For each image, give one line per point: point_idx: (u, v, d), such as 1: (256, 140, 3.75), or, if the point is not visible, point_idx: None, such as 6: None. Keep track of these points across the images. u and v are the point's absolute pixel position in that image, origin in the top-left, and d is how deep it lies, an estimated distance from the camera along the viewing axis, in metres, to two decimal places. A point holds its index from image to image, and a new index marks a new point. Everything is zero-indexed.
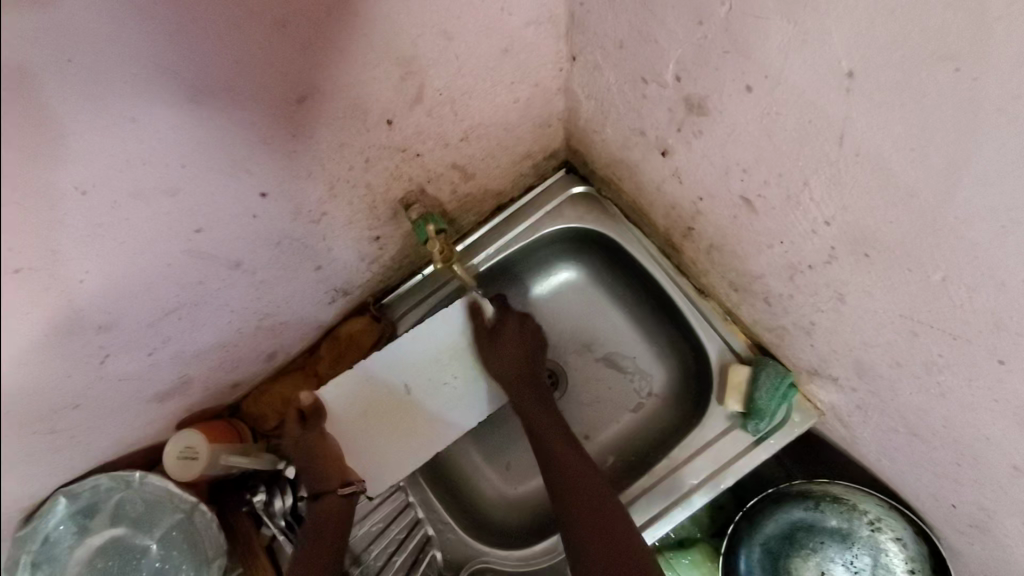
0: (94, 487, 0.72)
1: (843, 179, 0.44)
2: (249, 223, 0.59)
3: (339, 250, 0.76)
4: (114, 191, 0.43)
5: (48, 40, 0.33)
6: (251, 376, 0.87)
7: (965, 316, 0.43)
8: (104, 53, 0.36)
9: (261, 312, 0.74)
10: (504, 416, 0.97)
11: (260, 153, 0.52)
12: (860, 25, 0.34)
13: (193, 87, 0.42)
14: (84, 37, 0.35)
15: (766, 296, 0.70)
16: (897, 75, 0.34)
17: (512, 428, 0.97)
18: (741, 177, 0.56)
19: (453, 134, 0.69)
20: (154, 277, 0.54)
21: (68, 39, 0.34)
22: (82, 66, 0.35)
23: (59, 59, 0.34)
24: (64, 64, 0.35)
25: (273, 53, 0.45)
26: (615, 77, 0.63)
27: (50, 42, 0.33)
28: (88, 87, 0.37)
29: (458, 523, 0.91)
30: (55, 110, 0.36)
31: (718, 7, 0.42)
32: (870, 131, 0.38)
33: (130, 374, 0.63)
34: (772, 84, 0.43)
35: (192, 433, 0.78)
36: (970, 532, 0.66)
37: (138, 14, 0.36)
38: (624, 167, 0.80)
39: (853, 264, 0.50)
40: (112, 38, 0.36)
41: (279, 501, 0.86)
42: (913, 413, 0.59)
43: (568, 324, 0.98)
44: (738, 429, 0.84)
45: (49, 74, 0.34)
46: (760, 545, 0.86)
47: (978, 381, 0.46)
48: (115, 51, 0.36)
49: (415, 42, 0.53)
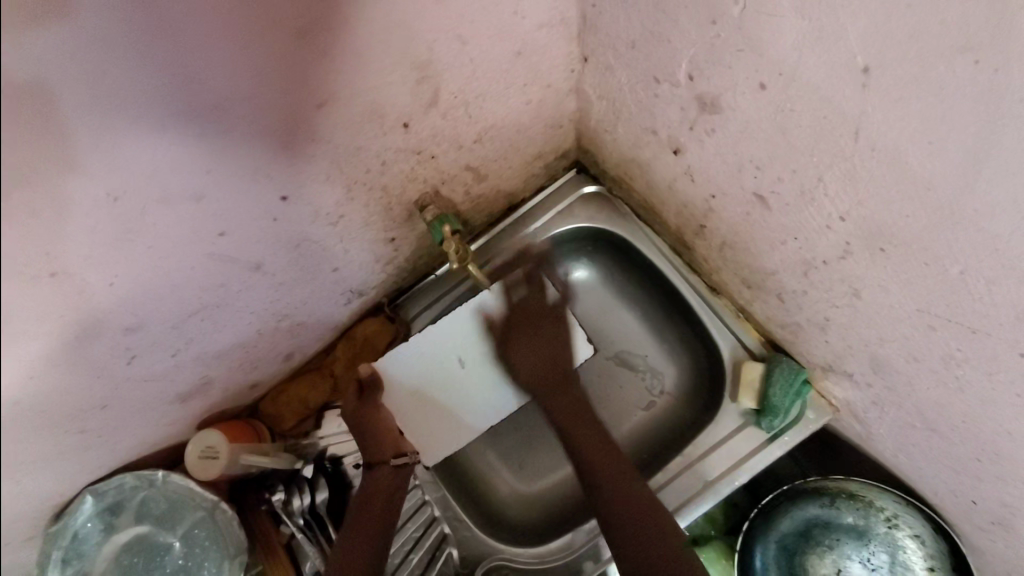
0: (118, 486, 0.74)
1: (858, 174, 0.44)
2: (269, 225, 0.60)
3: (355, 251, 0.77)
4: (144, 197, 0.45)
5: (84, 51, 0.35)
6: (269, 376, 0.89)
7: (985, 309, 0.43)
8: (134, 62, 0.37)
9: (279, 313, 0.76)
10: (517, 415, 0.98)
11: (281, 157, 0.53)
12: (874, 24, 0.34)
13: (219, 93, 0.43)
14: (117, 47, 0.36)
15: (780, 293, 0.70)
16: (913, 70, 0.34)
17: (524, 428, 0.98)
18: (755, 174, 0.56)
19: (467, 135, 0.70)
20: (179, 280, 0.55)
21: (101, 50, 0.35)
22: (115, 76, 0.37)
23: (93, 69, 0.36)
24: (99, 74, 0.36)
25: (296, 60, 0.46)
26: (627, 77, 0.64)
27: (87, 53, 0.35)
28: (120, 96, 0.38)
29: (474, 521, 0.92)
30: (92, 118, 0.37)
31: (732, 7, 0.43)
32: (886, 126, 0.39)
33: (154, 375, 0.65)
34: (785, 81, 0.43)
35: (213, 433, 0.80)
36: (992, 528, 0.66)
37: (167, 24, 0.38)
38: (635, 167, 0.80)
39: (869, 259, 0.50)
40: (142, 47, 0.37)
41: (297, 500, 0.87)
42: (931, 408, 0.59)
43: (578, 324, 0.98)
44: (751, 426, 0.84)
45: (85, 83, 0.36)
46: (775, 542, 0.86)
47: (998, 375, 0.46)
48: (144, 60, 0.38)
49: (431, 47, 0.54)
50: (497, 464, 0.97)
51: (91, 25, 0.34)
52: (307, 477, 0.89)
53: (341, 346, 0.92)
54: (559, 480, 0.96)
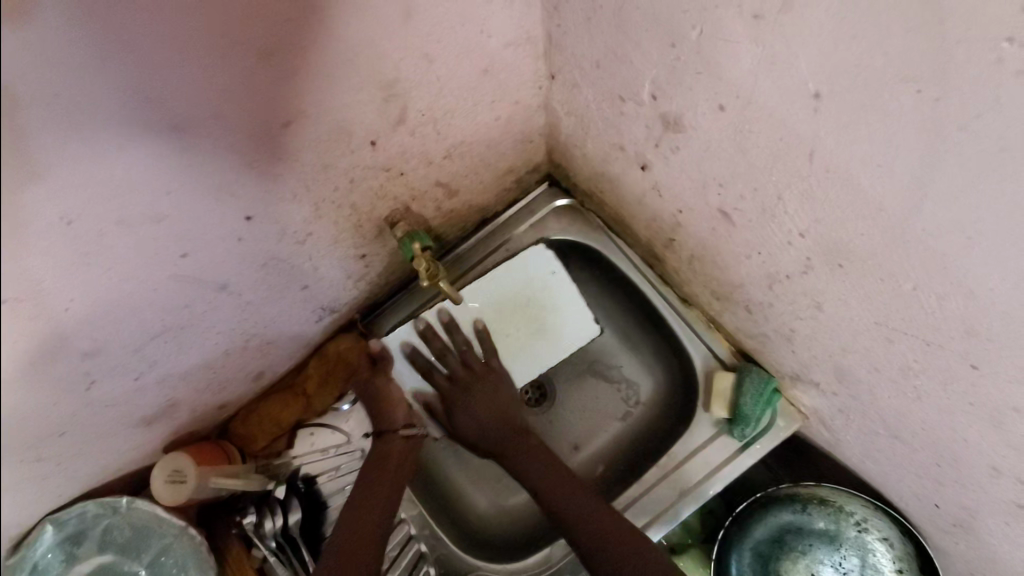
0: (80, 515, 0.72)
1: (815, 194, 0.45)
2: (234, 245, 0.59)
3: (325, 269, 0.76)
4: (101, 221, 0.43)
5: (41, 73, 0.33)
6: (238, 396, 0.87)
7: (937, 322, 0.44)
8: (92, 83, 0.36)
9: (248, 333, 0.74)
10: None
11: (245, 177, 0.52)
12: (821, 53, 0.36)
13: (181, 114, 0.43)
14: (75, 70, 0.35)
15: (747, 305, 0.72)
16: (861, 96, 0.35)
17: None
18: (718, 191, 0.57)
19: (437, 151, 0.70)
20: (141, 302, 0.54)
21: (59, 71, 0.34)
22: (70, 100, 0.35)
23: (46, 92, 0.34)
24: (57, 96, 0.35)
25: (259, 81, 0.45)
26: (593, 95, 0.64)
27: (43, 76, 0.33)
28: (77, 119, 0.37)
29: (451, 538, 0.90)
30: (44, 143, 0.36)
31: (690, 32, 0.44)
32: (838, 149, 0.40)
33: (116, 400, 0.63)
34: (742, 103, 0.45)
35: (179, 457, 0.78)
36: (955, 531, 0.68)
37: (127, 46, 0.37)
38: (605, 181, 0.81)
39: (828, 273, 0.51)
40: (101, 69, 0.36)
41: (269, 522, 0.84)
42: (892, 416, 0.60)
43: None
44: (724, 435, 0.85)
45: (41, 108, 0.34)
46: (750, 549, 0.88)
47: (953, 385, 0.48)
48: (102, 81, 0.37)
49: (397, 66, 0.54)
50: (475, 479, 0.97)
51: (51, 50, 0.33)
52: (279, 498, 0.87)
53: (314, 364, 0.90)
54: (540, 492, 0.96)
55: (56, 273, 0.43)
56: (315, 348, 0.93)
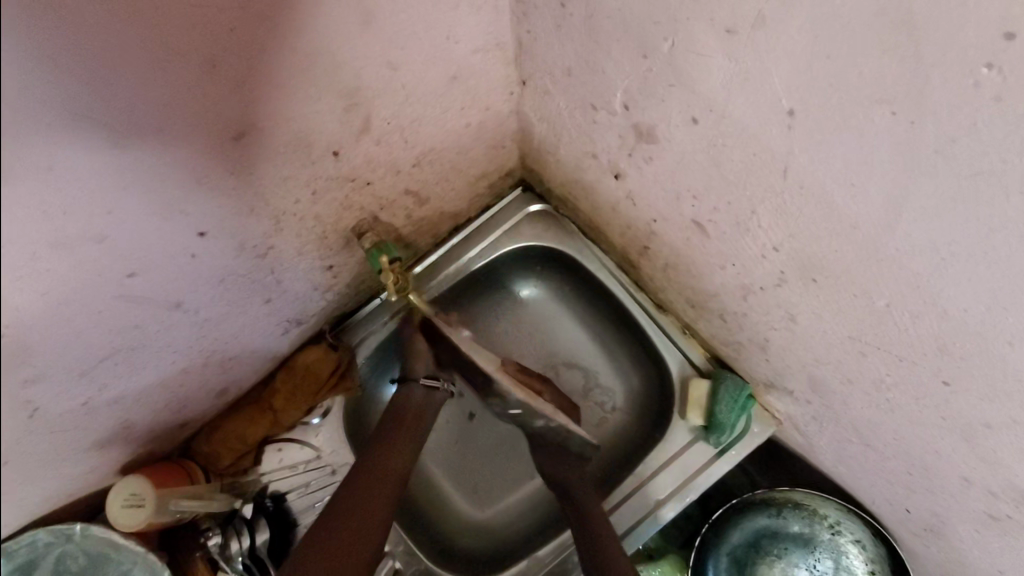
0: (31, 543, 0.67)
1: (789, 210, 0.44)
2: (188, 263, 0.55)
3: (290, 281, 0.73)
4: (34, 241, 0.39)
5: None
6: (200, 414, 0.83)
7: (909, 339, 0.44)
8: (16, 97, 0.32)
9: (208, 349, 0.71)
10: (466, 441, 0.96)
11: (200, 191, 0.49)
12: (795, 71, 0.35)
13: (114, 128, 0.39)
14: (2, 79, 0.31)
15: (721, 313, 0.71)
16: (836, 117, 0.35)
17: (473, 453, 0.96)
18: (692, 203, 0.56)
19: (405, 160, 0.68)
20: (84, 323, 0.50)
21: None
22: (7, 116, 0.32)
23: None
24: None
25: (207, 92, 0.43)
26: (565, 103, 0.63)
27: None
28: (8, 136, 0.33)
29: (425, 553, 0.88)
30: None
31: (662, 43, 0.42)
32: (813, 167, 0.39)
33: (63, 426, 0.59)
34: (716, 117, 0.43)
35: (136, 479, 0.73)
36: (924, 534, 0.69)
37: (42, 53, 0.33)
38: (578, 187, 0.80)
39: (802, 288, 0.51)
40: (20, 82, 0.32)
41: (235, 544, 0.82)
42: (865, 425, 0.60)
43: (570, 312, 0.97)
44: (700, 442, 0.85)
45: None
46: (726, 554, 0.87)
47: (925, 399, 0.48)
48: (22, 95, 0.33)
49: (359, 74, 0.52)
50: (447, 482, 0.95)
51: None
52: (245, 518, 0.84)
53: (280, 378, 0.87)
54: (517, 502, 0.94)
55: (13, 304, 0.39)
56: (282, 361, 0.89)
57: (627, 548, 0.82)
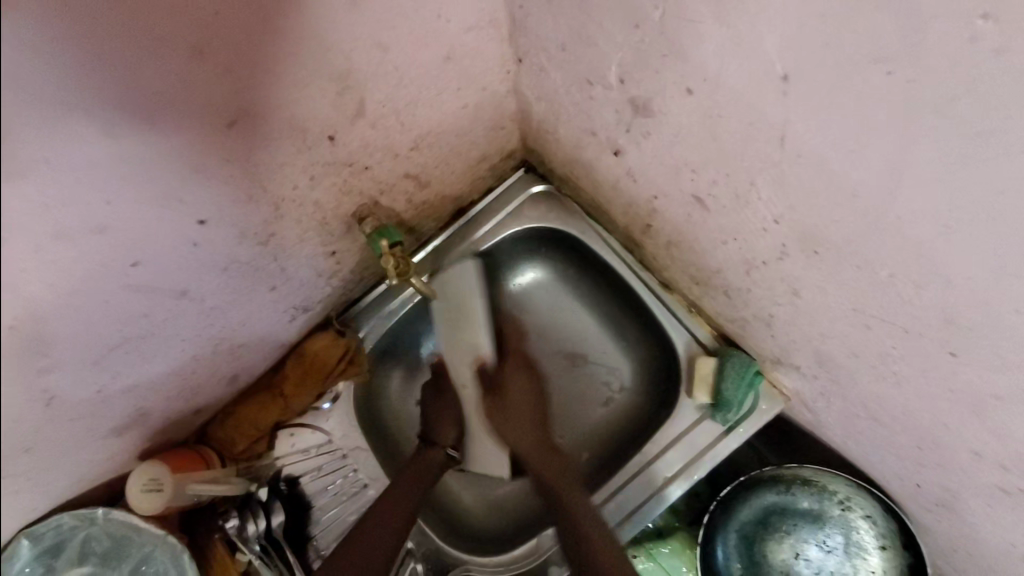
0: (56, 527, 0.70)
1: (788, 180, 0.44)
2: (190, 251, 0.56)
3: (293, 268, 0.73)
4: (35, 234, 0.40)
5: None
6: (213, 401, 0.84)
7: (913, 310, 0.43)
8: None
9: (216, 337, 0.72)
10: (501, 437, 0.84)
11: (197, 180, 0.50)
12: (788, 34, 0.34)
13: (108, 114, 0.39)
14: None
15: (726, 290, 0.70)
16: (831, 79, 0.34)
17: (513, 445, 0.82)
18: (691, 177, 0.55)
19: (402, 144, 0.67)
20: (91, 314, 0.51)
21: None
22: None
23: None
24: None
25: (195, 78, 0.43)
26: (562, 79, 0.62)
27: None
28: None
29: (437, 532, 0.89)
30: None
31: (653, 12, 0.42)
32: (809, 133, 0.38)
33: (80, 414, 0.61)
34: (710, 87, 0.42)
35: (156, 465, 0.75)
36: (936, 509, 0.68)
37: (20, 46, 0.33)
38: (579, 166, 0.79)
39: (805, 261, 0.50)
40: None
41: (252, 526, 0.84)
42: (872, 400, 0.60)
43: (568, 311, 0.98)
44: (707, 420, 0.84)
45: None
46: (736, 531, 0.87)
47: (932, 371, 0.47)
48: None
49: (349, 56, 0.51)
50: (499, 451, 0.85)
51: None
52: (260, 501, 0.86)
53: (290, 365, 0.88)
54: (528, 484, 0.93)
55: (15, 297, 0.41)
56: (291, 348, 0.90)
57: (633, 528, 0.83)
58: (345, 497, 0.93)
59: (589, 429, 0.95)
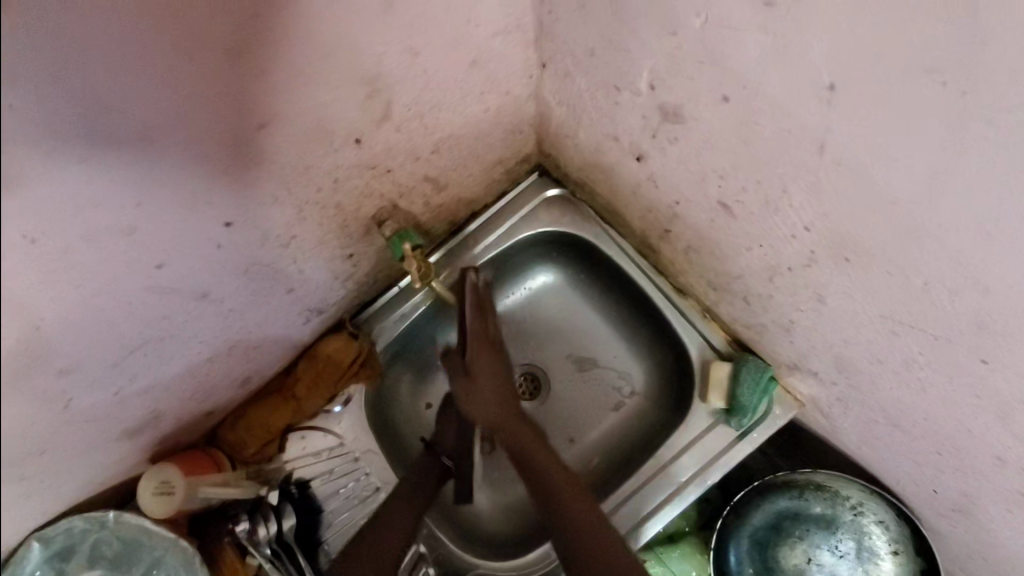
0: (67, 530, 0.70)
1: (824, 188, 0.44)
2: (213, 253, 0.55)
3: (310, 271, 0.73)
4: (65, 236, 0.40)
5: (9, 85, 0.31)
6: (226, 403, 0.84)
7: (945, 316, 0.43)
8: (22, 80, 0.32)
9: (233, 338, 0.71)
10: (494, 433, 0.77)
11: (223, 181, 0.49)
12: (838, 45, 0.34)
13: (146, 116, 0.39)
14: (28, 71, 0.32)
15: (744, 295, 0.70)
16: (878, 90, 0.34)
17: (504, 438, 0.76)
18: (719, 183, 0.55)
19: (424, 147, 0.67)
20: (114, 316, 0.50)
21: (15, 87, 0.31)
22: (38, 108, 0.33)
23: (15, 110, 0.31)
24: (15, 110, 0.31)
25: (230, 79, 0.42)
26: (587, 84, 0.62)
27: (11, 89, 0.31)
28: (40, 131, 0.34)
29: (449, 537, 0.89)
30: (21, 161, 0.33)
31: (693, 19, 0.42)
32: (851, 142, 0.38)
33: (97, 415, 0.60)
34: (749, 95, 0.43)
35: (167, 467, 0.74)
36: (952, 515, 0.68)
37: (61, 45, 0.33)
38: (597, 171, 0.79)
39: (834, 268, 0.50)
40: (26, 70, 0.32)
41: (263, 529, 0.82)
42: (893, 406, 0.60)
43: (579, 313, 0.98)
44: (721, 425, 0.84)
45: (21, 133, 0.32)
46: (748, 536, 0.87)
47: (960, 377, 0.47)
48: (36, 85, 0.33)
49: (380, 59, 0.51)
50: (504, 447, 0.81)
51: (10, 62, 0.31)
52: (271, 505, 0.84)
53: (303, 367, 0.87)
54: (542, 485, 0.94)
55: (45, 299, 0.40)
56: (304, 350, 0.89)
57: (648, 532, 0.82)
58: (357, 501, 0.91)
59: (600, 433, 0.95)
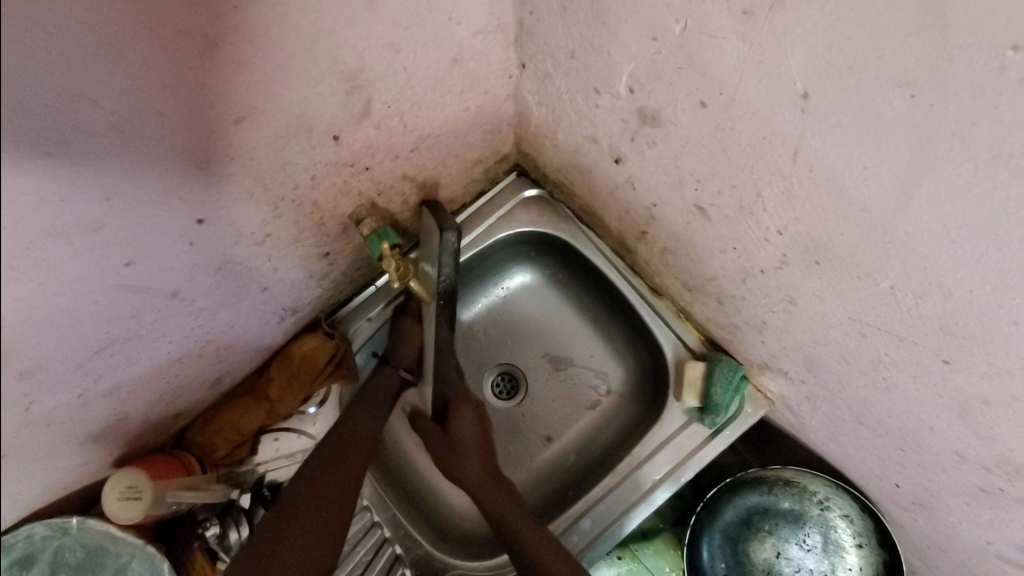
0: (27, 537, 0.66)
1: (797, 193, 0.45)
2: (185, 250, 0.54)
3: (285, 270, 0.71)
4: (30, 232, 0.38)
5: None
6: (196, 404, 0.81)
7: (909, 318, 0.45)
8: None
9: (204, 338, 0.69)
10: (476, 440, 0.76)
11: (198, 176, 0.48)
12: (814, 54, 0.35)
13: (120, 108, 0.38)
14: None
15: (718, 296, 0.72)
16: (851, 99, 0.35)
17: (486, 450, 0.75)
18: (695, 186, 0.56)
19: (402, 145, 0.67)
20: (80, 315, 0.48)
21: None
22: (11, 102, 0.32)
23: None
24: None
25: (207, 72, 0.41)
26: (567, 86, 0.62)
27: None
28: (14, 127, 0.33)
29: (426, 539, 0.88)
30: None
31: (674, 25, 0.42)
32: (824, 149, 0.40)
33: (60, 418, 0.57)
34: (726, 101, 0.44)
35: (135, 471, 0.71)
36: (914, 508, 0.71)
37: (34, 34, 0.31)
38: (576, 172, 0.80)
39: (805, 270, 0.52)
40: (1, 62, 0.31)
41: (234, 533, 0.82)
42: (859, 404, 0.62)
43: (555, 313, 0.99)
44: (695, 423, 0.86)
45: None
46: (720, 531, 0.89)
47: (923, 377, 0.49)
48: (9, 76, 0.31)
49: (361, 55, 0.51)
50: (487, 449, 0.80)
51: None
52: (242, 508, 0.84)
53: (276, 367, 0.86)
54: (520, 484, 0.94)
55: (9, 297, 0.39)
56: (277, 350, 0.88)
57: (624, 528, 0.84)
58: None
59: (576, 432, 0.96)
